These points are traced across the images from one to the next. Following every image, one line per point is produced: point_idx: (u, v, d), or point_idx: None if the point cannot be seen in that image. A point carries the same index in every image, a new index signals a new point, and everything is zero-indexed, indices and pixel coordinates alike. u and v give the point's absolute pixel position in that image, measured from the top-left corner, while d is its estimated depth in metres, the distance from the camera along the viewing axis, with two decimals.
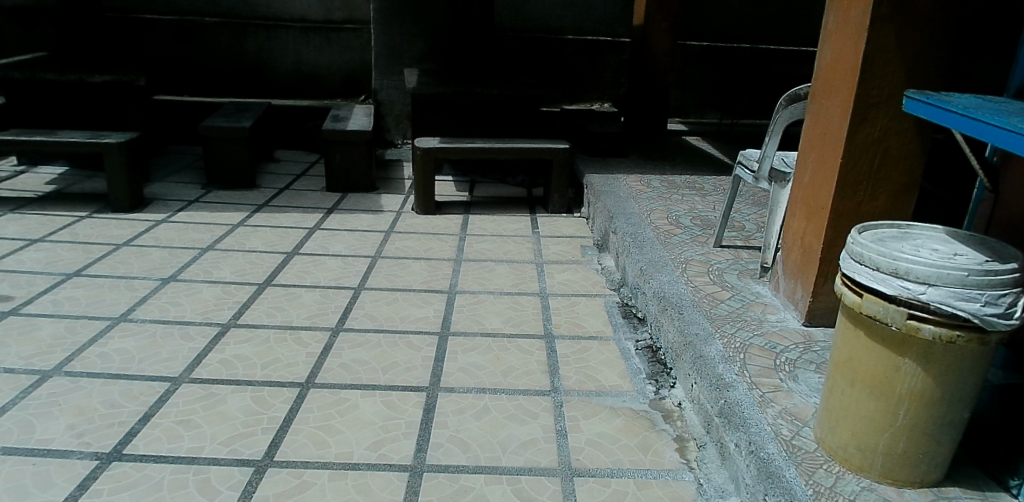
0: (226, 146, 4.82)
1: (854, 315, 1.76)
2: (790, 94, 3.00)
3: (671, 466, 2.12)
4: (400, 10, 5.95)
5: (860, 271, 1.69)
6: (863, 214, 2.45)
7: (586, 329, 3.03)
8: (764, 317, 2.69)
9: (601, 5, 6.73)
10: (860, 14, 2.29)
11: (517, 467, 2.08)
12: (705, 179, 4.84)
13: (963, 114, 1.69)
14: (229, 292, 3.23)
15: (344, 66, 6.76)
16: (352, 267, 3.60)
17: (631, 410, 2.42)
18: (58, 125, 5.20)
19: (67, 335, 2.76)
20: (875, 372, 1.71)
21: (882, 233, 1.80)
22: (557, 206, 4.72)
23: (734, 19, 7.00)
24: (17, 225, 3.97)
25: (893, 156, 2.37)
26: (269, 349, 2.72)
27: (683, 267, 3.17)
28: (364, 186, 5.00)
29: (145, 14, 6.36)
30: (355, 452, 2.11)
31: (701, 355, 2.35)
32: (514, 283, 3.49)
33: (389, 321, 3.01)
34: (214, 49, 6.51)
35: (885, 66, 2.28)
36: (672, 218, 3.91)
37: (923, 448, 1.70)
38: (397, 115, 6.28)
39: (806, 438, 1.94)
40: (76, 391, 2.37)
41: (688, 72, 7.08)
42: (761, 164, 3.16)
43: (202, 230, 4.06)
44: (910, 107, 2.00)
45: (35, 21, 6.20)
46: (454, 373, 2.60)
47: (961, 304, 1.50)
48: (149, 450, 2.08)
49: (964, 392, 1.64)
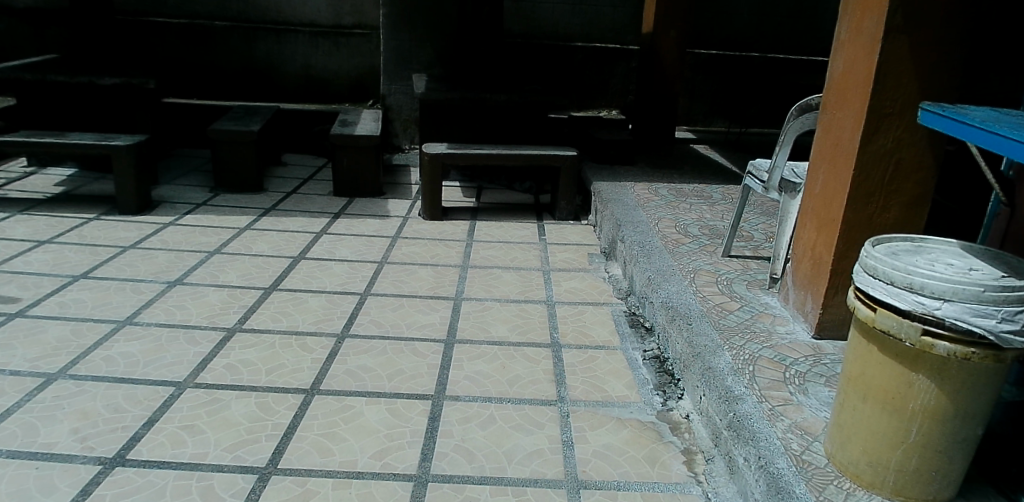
0: (235, 149, 4.83)
1: (867, 329, 1.73)
2: (801, 104, 2.97)
3: (679, 480, 2.09)
4: (410, 16, 5.96)
5: (874, 284, 1.67)
6: (874, 227, 2.42)
7: (593, 338, 3.00)
8: (773, 328, 2.67)
9: (609, 13, 6.74)
10: (873, 25, 2.27)
11: (522, 478, 2.06)
12: (713, 188, 4.81)
13: (981, 127, 1.66)
14: (236, 296, 3.23)
15: (354, 71, 6.77)
16: (359, 273, 3.59)
17: (638, 422, 2.39)
18: (67, 126, 5.22)
19: (73, 337, 2.76)
20: (887, 388, 1.68)
21: (895, 247, 1.78)
22: (565, 212, 4.70)
23: (742, 28, 7.01)
24: (25, 227, 3.98)
25: (906, 167, 2.34)
26: (274, 355, 2.71)
27: (691, 277, 3.15)
28: (371, 191, 4.99)
29: (157, 17, 6.42)
30: (360, 460, 2.10)
31: (710, 367, 2.33)
32: (521, 291, 3.47)
33: (395, 327, 3.00)
34: (224, 53, 6.55)
35: (898, 78, 2.26)
36: (680, 228, 3.88)
37: (936, 465, 1.67)
38: (406, 120, 6.27)
39: (817, 453, 1.91)
40: (81, 394, 2.37)
41: (696, 80, 7.07)
42: (771, 175, 3.13)
43: (208, 233, 4.06)
44: (925, 119, 1.97)
45: (48, 23, 6.25)
46: (460, 381, 2.58)
47: (977, 320, 1.47)
48: (152, 456, 2.06)
49: (978, 409, 1.62)
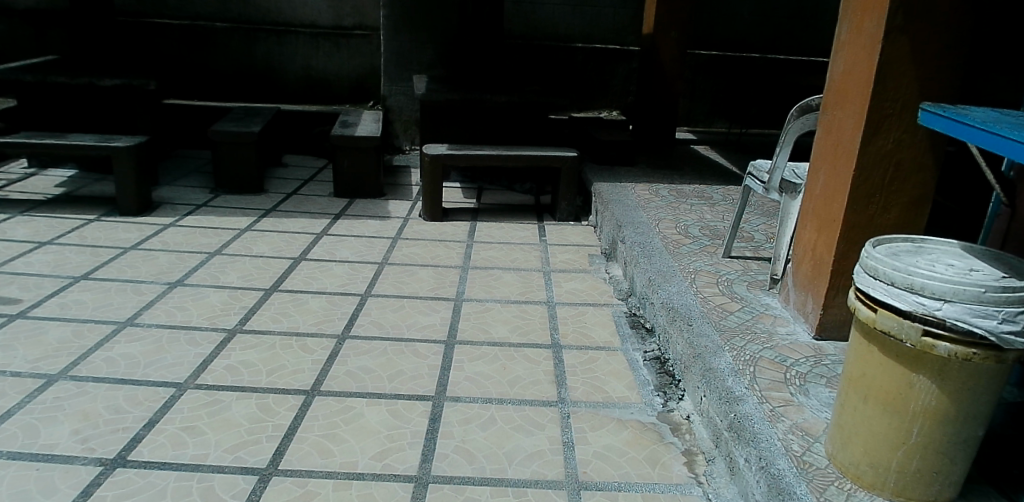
0: (236, 150, 4.83)
1: (868, 330, 1.73)
2: (802, 104, 2.97)
3: (680, 481, 2.09)
4: (411, 17, 5.96)
5: (874, 285, 1.67)
6: (875, 227, 2.42)
7: (594, 339, 3.00)
8: (774, 329, 2.67)
9: (609, 14, 6.75)
10: (874, 25, 2.27)
11: (523, 478, 2.06)
12: (713, 189, 4.81)
13: (981, 128, 1.66)
14: (237, 297, 3.23)
15: (354, 72, 6.77)
16: (359, 274, 3.59)
17: (639, 423, 2.39)
18: (68, 127, 5.23)
19: (74, 338, 2.76)
20: (888, 389, 1.68)
21: (896, 247, 1.78)
22: (565, 213, 4.70)
23: (743, 29, 7.01)
24: (25, 228, 3.98)
25: (907, 168, 2.34)
26: (275, 356, 2.71)
27: (692, 277, 3.15)
28: (371, 192, 4.99)
29: (158, 19, 6.42)
30: (360, 462, 2.10)
31: (710, 368, 2.33)
32: (521, 292, 3.47)
33: (396, 328, 3.00)
34: (224, 54, 6.55)
35: (898, 78, 2.26)
36: (680, 228, 3.88)
37: (936, 466, 1.67)
38: (407, 121, 6.27)
39: (818, 454, 1.91)
40: (81, 395, 2.37)
41: (697, 81, 7.07)
42: (772, 176, 3.13)
43: (209, 234, 4.06)
44: (926, 120, 1.97)
45: (49, 25, 6.26)
46: (460, 382, 2.58)
47: (978, 321, 1.47)
48: (154, 456, 2.07)
49: (980, 409, 1.62)
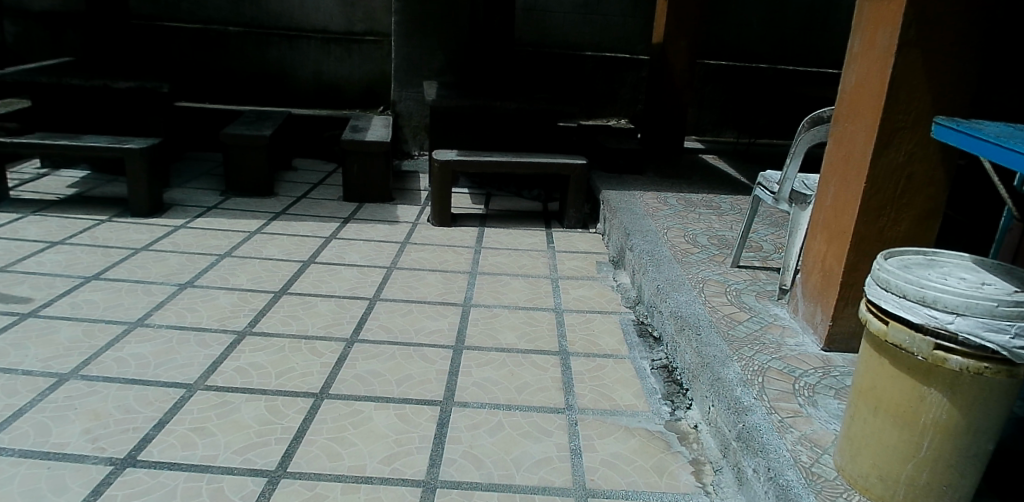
0: (247, 153, 4.86)
1: (879, 342, 1.73)
2: (813, 116, 2.97)
3: (687, 490, 2.09)
4: (422, 24, 6.00)
5: (886, 298, 1.67)
6: (885, 240, 2.43)
7: (602, 347, 3.00)
8: (783, 340, 2.66)
9: (620, 22, 6.76)
10: (887, 38, 2.28)
11: (531, 485, 2.06)
12: (722, 198, 4.81)
13: (995, 143, 1.66)
14: (246, 299, 3.25)
15: (365, 77, 6.82)
16: (368, 277, 3.61)
17: (646, 431, 2.39)
18: (80, 127, 5.27)
19: (85, 338, 2.78)
20: (899, 402, 1.68)
21: (908, 260, 1.78)
22: (573, 220, 4.71)
23: (752, 39, 7.01)
24: (37, 228, 4.02)
25: (918, 181, 2.34)
26: (284, 358, 2.72)
27: (700, 287, 3.15)
28: (380, 196, 5.02)
29: (170, 22, 6.46)
30: (368, 465, 2.10)
31: (719, 378, 2.33)
32: (529, 298, 3.48)
33: (404, 333, 3.01)
34: (236, 58, 6.60)
35: (910, 92, 2.26)
36: (688, 237, 3.88)
37: (946, 479, 1.66)
38: (415, 126, 6.31)
39: (826, 465, 1.91)
40: (92, 395, 2.39)
41: (705, 90, 7.09)
42: (782, 186, 3.12)
43: (219, 236, 4.08)
44: (939, 133, 1.98)
45: (65, 27, 6.32)
46: (468, 388, 2.59)
47: (990, 335, 1.47)
48: (164, 457, 2.08)
49: (989, 424, 1.62)
